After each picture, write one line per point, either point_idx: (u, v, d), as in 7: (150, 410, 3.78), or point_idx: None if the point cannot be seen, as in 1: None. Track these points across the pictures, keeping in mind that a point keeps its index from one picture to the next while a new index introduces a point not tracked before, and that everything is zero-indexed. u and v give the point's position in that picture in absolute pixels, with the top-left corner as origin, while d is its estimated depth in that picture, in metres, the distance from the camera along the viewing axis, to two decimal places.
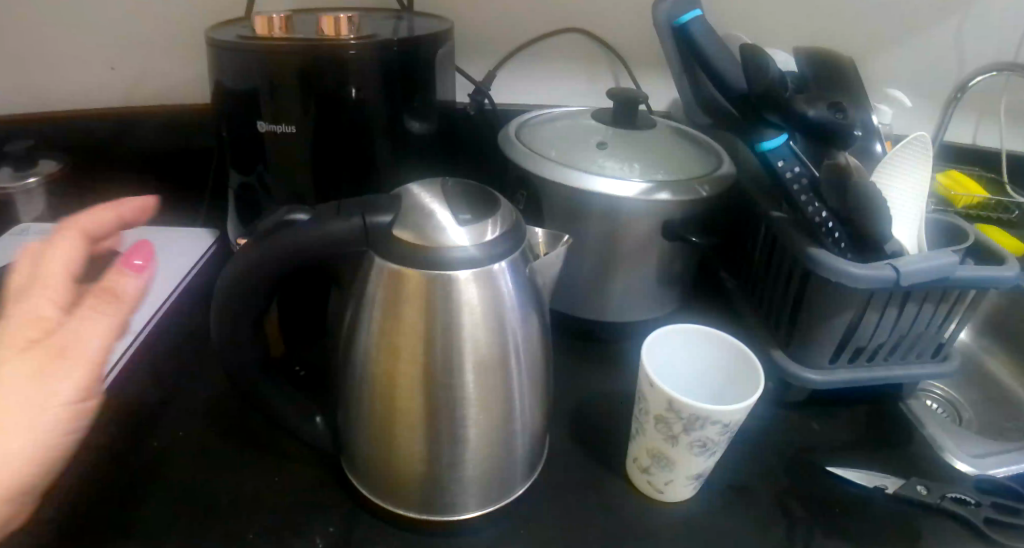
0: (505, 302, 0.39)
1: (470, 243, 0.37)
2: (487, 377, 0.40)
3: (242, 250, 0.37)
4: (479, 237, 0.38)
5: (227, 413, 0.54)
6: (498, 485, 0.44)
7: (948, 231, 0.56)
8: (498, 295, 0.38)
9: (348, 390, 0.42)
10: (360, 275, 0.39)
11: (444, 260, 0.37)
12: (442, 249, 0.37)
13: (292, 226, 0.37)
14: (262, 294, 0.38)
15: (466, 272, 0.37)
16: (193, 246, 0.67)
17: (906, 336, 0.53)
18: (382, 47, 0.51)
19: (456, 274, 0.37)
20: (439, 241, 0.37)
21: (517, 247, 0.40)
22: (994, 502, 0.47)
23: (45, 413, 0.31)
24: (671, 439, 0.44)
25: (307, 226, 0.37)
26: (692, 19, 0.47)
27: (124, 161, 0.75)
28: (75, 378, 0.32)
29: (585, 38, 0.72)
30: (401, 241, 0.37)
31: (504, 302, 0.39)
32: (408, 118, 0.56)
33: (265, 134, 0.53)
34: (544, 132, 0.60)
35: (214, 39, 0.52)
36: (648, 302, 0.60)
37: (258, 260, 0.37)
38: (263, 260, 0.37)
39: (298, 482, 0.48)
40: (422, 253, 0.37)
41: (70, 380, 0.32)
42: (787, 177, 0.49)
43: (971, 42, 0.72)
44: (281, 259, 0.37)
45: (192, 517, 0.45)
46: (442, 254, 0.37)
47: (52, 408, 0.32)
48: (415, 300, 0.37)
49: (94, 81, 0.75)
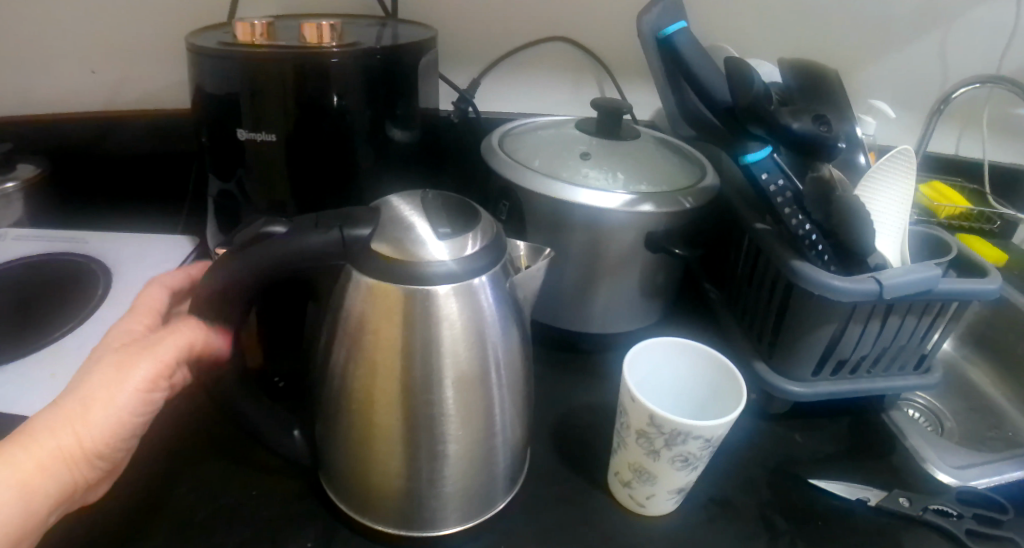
0: (484, 316, 0.38)
1: (450, 258, 0.37)
2: (468, 391, 0.39)
3: (218, 262, 0.37)
4: (459, 251, 0.37)
5: (213, 427, 0.52)
6: (479, 500, 0.44)
7: (930, 243, 0.56)
8: (478, 309, 0.38)
9: (326, 403, 0.42)
10: (338, 288, 0.38)
11: (423, 274, 0.36)
12: (421, 264, 0.36)
13: (267, 239, 0.36)
14: (237, 307, 0.37)
15: (446, 287, 0.37)
16: (171, 254, 0.66)
17: (888, 348, 0.53)
18: (364, 56, 0.51)
19: (435, 288, 0.36)
20: (418, 255, 0.37)
21: (497, 261, 0.39)
22: (976, 514, 0.48)
23: (117, 399, 0.39)
24: (653, 454, 0.43)
25: (283, 238, 0.36)
26: (677, 30, 0.47)
27: (104, 167, 0.74)
28: (143, 374, 0.40)
29: (570, 47, 0.72)
30: (380, 254, 0.37)
31: (484, 316, 0.38)
32: (390, 126, 0.55)
33: (245, 142, 0.52)
34: (528, 141, 0.60)
35: (194, 45, 0.51)
36: (631, 313, 0.60)
37: (236, 273, 0.36)
38: (242, 273, 0.36)
39: (276, 495, 0.47)
40: (401, 268, 0.36)
41: (138, 374, 0.39)
42: (771, 190, 0.49)
43: (954, 54, 0.73)
44: (258, 272, 0.36)
45: (177, 530, 0.44)
46: (422, 268, 0.36)
47: (123, 396, 0.39)
48: (393, 314, 0.37)
49: (72, 84, 0.73)
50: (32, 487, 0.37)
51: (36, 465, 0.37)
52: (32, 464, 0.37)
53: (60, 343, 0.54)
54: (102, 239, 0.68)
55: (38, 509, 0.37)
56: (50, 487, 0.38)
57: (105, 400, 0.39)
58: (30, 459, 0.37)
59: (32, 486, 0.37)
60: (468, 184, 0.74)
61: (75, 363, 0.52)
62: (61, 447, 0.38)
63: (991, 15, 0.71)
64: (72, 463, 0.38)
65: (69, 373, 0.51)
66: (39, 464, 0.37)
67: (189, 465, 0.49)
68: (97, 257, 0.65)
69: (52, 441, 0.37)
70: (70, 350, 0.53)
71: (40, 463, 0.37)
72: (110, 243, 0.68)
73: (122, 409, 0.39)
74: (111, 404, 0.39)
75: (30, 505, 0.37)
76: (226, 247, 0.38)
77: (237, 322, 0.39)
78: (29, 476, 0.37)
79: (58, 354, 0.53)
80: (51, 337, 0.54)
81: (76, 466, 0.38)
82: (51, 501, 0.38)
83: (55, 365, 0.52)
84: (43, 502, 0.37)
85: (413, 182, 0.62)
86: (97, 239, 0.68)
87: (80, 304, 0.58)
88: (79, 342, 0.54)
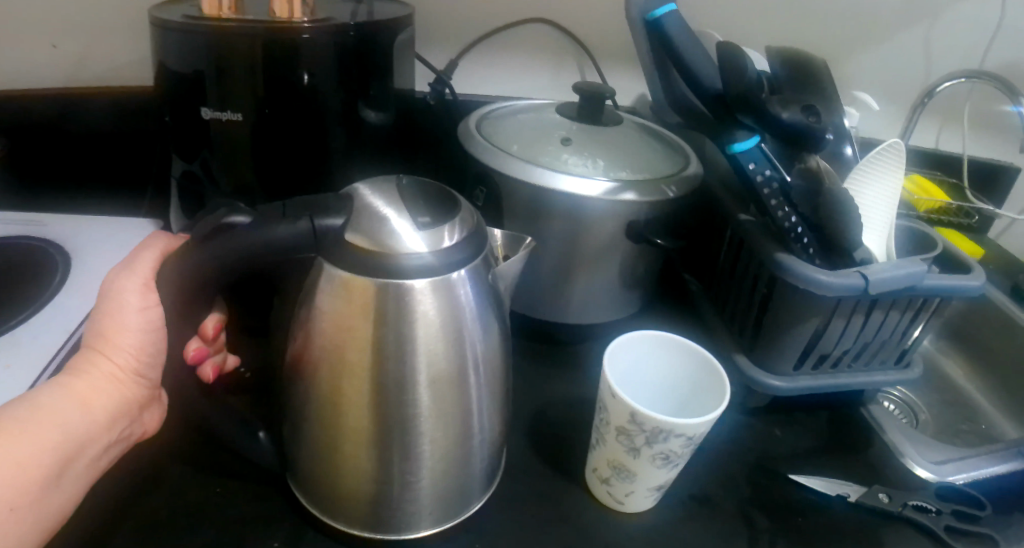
0: (464, 312, 0.37)
1: (427, 250, 0.35)
2: (442, 390, 0.38)
3: (180, 252, 0.35)
4: (437, 243, 0.36)
5: (173, 431, 0.49)
6: (453, 499, 0.42)
7: (915, 238, 0.55)
8: (458, 304, 0.36)
9: (292, 400, 0.40)
10: (305, 281, 0.36)
11: (399, 268, 0.34)
12: (398, 256, 0.34)
13: (230, 231, 0.33)
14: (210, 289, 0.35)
15: (421, 281, 0.35)
16: (134, 239, 0.64)
17: (870, 343, 0.52)
18: (337, 32, 0.48)
19: (411, 283, 0.34)
20: (394, 247, 0.35)
21: (477, 254, 0.37)
22: (955, 510, 0.47)
23: (128, 319, 0.39)
24: (633, 452, 0.42)
25: (248, 230, 0.33)
26: (667, 13, 0.46)
27: (63, 146, 0.70)
28: (134, 291, 0.39)
29: (551, 30, 0.70)
30: (356, 247, 0.35)
31: (462, 312, 0.37)
32: (364, 107, 0.53)
33: (210, 121, 0.49)
34: (506, 125, 0.58)
35: (158, 18, 0.48)
36: (611, 303, 0.58)
37: (195, 263, 0.34)
38: (203, 264, 0.34)
39: (241, 492, 0.45)
40: (376, 261, 0.34)
41: (129, 292, 0.39)
42: (758, 180, 0.47)
43: (938, 47, 0.72)
44: (220, 265, 0.34)
45: (138, 530, 0.42)
46: (397, 261, 0.34)
47: (132, 313, 0.39)
48: (366, 310, 0.35)
49: (29, 57, 0.70)
50: (89, 401, 0.38)
51: (87, 384, 0.38)
52: (82, 383, 0.38)
53: (17, 332, 0.50)
54: (61, 223, 0.64)
55: (96, 421, 0.38)
56: (105, 404, 0.39)
57: (118, 323, 0.39)
58: (83, 380, 0.38)
59: (89, 400, 0.38)
60: (445, 169, 0.72)
61: (32, 355, 0.49)
62: (102, 367, 0.39)
63: (975, 8, 0.70)
64: (117, 381, 0.39)
65: (26, 366, 0.48)
66: (90, 383, 0.39)
67: (153, 460, 0.47)
68: (57, 241, 0.62)
69: (94, 368, 0.39)
70: (26, 341, 0.50)
71: (92, 383, 0.39)
72: (70, 225, 0.65)
73: (138, 326, 0.39)
74: (125, 324, 0.39)
75: (89, 416, 0.38)
76: (188, 239, 0.36)
77: (197, 310, 0.37)
78: (84, 393, 0.38)
79: (13, 344, 0.49)
80: (6, 326, 0.51)
81: (123, 385, 0.40)
82: (108, 417, 0.39)
83: (9, 356, 0.48)
84: (101, 416, 0.38)
85: (387, 165, 0.59)
86: (56, 222, 0.64)
87: (38, 290, 0.55)
88: (34, 334, 0.51)
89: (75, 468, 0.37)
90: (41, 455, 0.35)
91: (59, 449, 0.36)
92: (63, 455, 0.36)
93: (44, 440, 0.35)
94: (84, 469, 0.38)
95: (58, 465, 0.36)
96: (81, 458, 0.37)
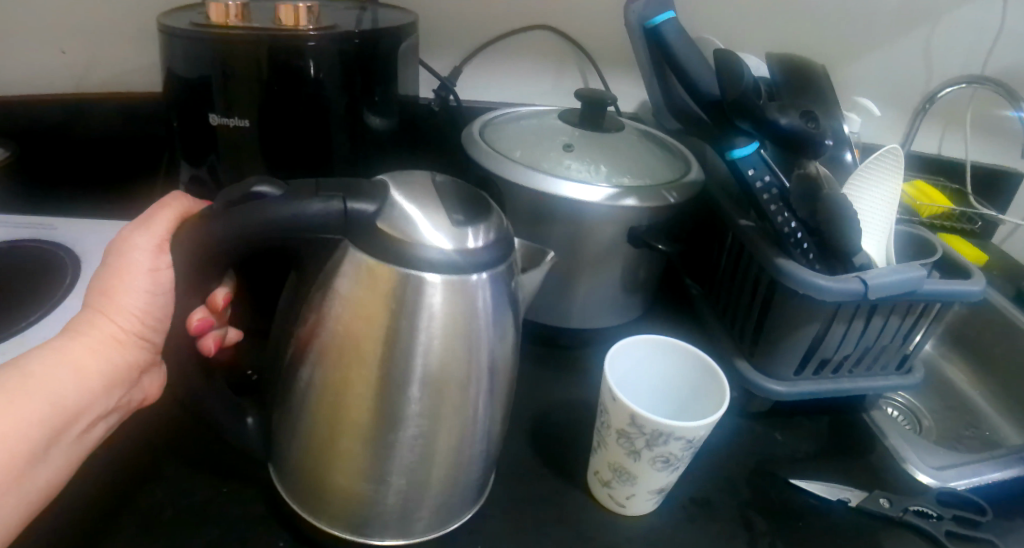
0: (479, 315, 0.37)
1: (451, 246, 0.36)
2: (444, 393, 0.38)
3: (203, 218, 0.35)
4: (461, 242, 0.36)
5: (177, 433, 0.50)
6: (455, 501, 0.43)
7: (915, 243, 0.56)
8: (474, 305, 0.37)
9: (295, 403, 0.40)
10: (324, 264, 0.37)
11: (414, 258, 0.35)
12: (418, 246, 0.35)
13: (259, 201, 0.34)
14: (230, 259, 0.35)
15: (436, 274, 0.35)
16: None
17: (870, 348, 0.52)
18: (341, 39, 0.49)
19: (426, 274, 0.35)
20: (415, 237, 0.35)
21: (501, 259, 0.38)
22: (956, 515, 0.48)
23: (132, 281, 0.40)
24: (633, 454, 0.42)
25: (278, 201, 0.34)
26: (665, 20, 0.47)
27: (73, 151, 0.71)
28: (145, 251, 0.40)
29: (553, 37, 0.71)
30: (383, 233, 0.35)
31: (479, 315, 0.37)
32: (368, 112, 0.53)
33: (217, 127, 0.50)
34: (509, 131, 0.59)
35: (166, 25, 0.49)
36: (612, 307, 0.59)
37: (216, 229, 0.34)
38: (226, 231, 0.34)
39: (245, 492, 0.46)
40: (398, 248, 0.35)
41: (141, 252, 0.40)
42: (757, 186, 0.48)
43: (938, 53, 0.72)
44: (243, 233, 0.34)
45: (140, 525, 0.43)
46: (416, 251, 0.35)
47: (137, 274, 0.40)
48: (385, 298, 0.36)
49: (39, 63, 0.71)
50: (85, 368, 0.38)
51: (85, 347, 0.38)
52: (81, 346, 0.38)
53: (25, 334, 0.51)
54: (69, 226, 0.65)
55: (91, 389, 0.38)
56: (102, 369, 0.39)
57: (125, 286, 0.40)
58: (81, 343, 0.38)
59: (86, 367, 0.38)
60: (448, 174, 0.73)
61: None
62: (103, 329, 0.39)
63: (975, 15, 0.70)
64: (118, 344, 0.40)
65: None
66: (89, 347, 0.39)
67: (153, 457, 0.48)
68: (66, 244, 0.63)
69: (94, 330, 0.39)
70: (34, 342, 0.51)
71: (91, 346, 0.39)
72: (78, 227, 0.65)
73: (144, 288, 0.40)
74: (128, 285, 0.40)
75: (84, 382, 0.38)
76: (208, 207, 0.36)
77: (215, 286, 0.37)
78: (82, 357, 0.38)
79: (22, 345, 0.50)
80: (14, 328, 0.51)
81: (125, 349, 0.40)
82: (104, 384, 0.39)
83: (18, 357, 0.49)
84: (97, 383, 0.38)
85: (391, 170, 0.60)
86: (64, 225, 0.65)
87: (46, 293, 0.56)
88: (43, 335, 0.51)
89: (63, 442, 0.37)
90: (28, 428, 0.35)
91: (48, 420, 0.36)
92: (52, 428, 0.36)
93: (34, 408, 0.35)
94: (73, 441, 0.37)
95: (47, 437, 0.36)
96: (72, 429, 0.37)
